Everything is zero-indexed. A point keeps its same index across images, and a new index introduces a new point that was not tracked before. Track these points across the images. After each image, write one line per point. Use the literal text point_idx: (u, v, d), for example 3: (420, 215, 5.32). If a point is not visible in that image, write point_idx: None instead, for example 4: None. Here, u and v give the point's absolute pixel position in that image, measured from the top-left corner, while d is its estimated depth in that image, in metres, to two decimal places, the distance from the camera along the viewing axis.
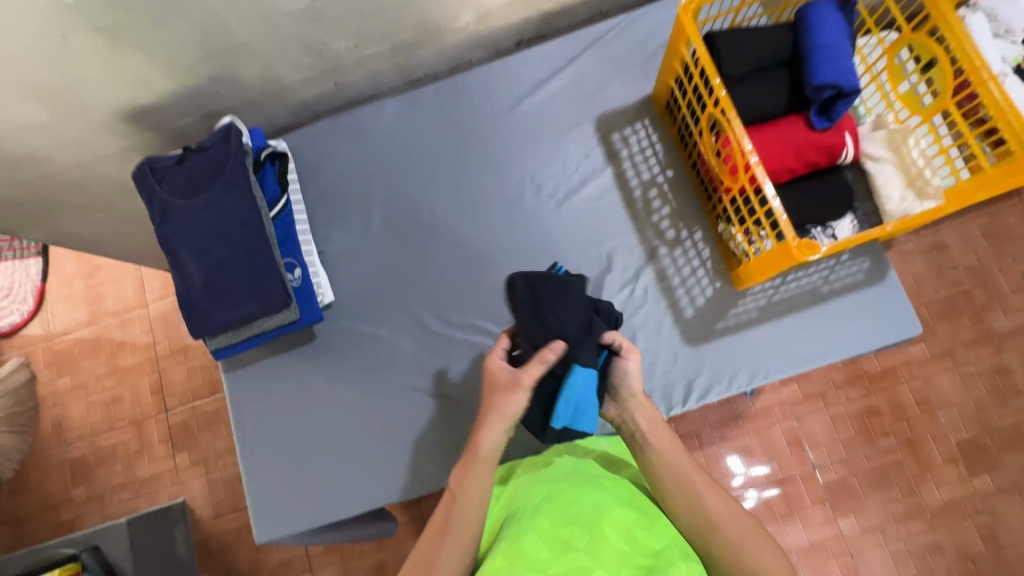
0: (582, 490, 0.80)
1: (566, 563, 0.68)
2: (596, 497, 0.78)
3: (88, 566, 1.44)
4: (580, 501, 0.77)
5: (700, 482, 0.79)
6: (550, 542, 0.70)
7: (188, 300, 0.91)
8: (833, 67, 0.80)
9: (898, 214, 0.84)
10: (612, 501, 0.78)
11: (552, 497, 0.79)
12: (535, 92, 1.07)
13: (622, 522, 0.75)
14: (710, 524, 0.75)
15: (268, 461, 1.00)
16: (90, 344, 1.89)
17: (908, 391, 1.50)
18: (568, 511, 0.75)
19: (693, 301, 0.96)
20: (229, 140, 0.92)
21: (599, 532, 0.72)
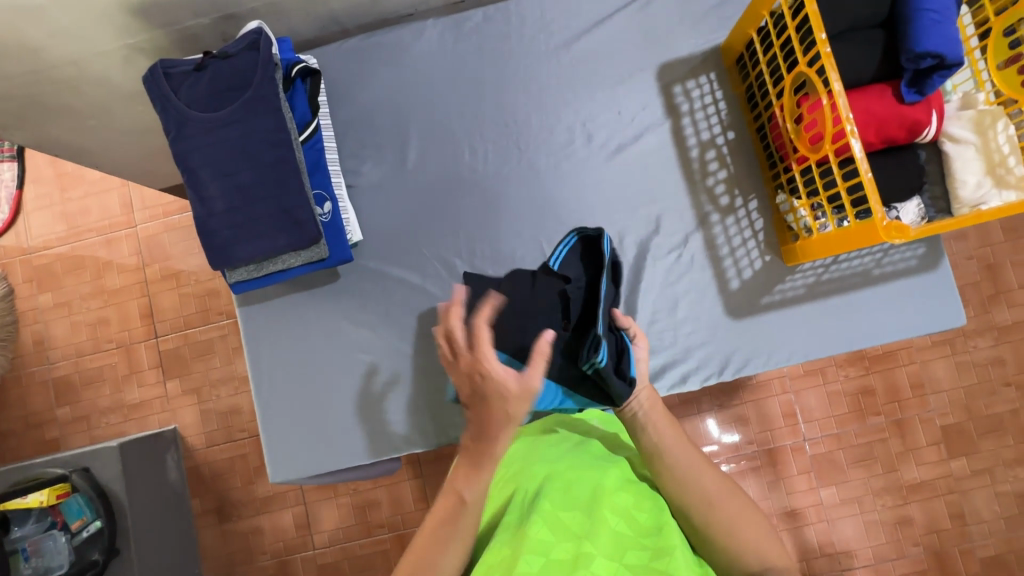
0: (581, 470, 0.73)
1: (568, 551, 0.60)
2: (595, 479, 0.71)
3: (79, 488, 1.35)
4: (580, 483, 0.70)
5: (695, 466, 0.68)
6: (552, 526, 0.63)
7: (207, 226, 0.83)
8: (939, 34, 0.74)
9: (972, 202, 0.81)
10: (612, 483, 0.70)
11: (552, 476, 0.71)
12: (595, 29, 0.97)
13: (621, 504, 0.68)
14: (700, 506, 0.66)
15: (285, 401, 0.96)
16: (73, 260, 1.78)
17: (904, 374, 1.41)
18: (570, 494, 0.68)
19: (740, 273, 0.93)
20: (257, 49, 0.82)
21: (603, 518, 0.64)
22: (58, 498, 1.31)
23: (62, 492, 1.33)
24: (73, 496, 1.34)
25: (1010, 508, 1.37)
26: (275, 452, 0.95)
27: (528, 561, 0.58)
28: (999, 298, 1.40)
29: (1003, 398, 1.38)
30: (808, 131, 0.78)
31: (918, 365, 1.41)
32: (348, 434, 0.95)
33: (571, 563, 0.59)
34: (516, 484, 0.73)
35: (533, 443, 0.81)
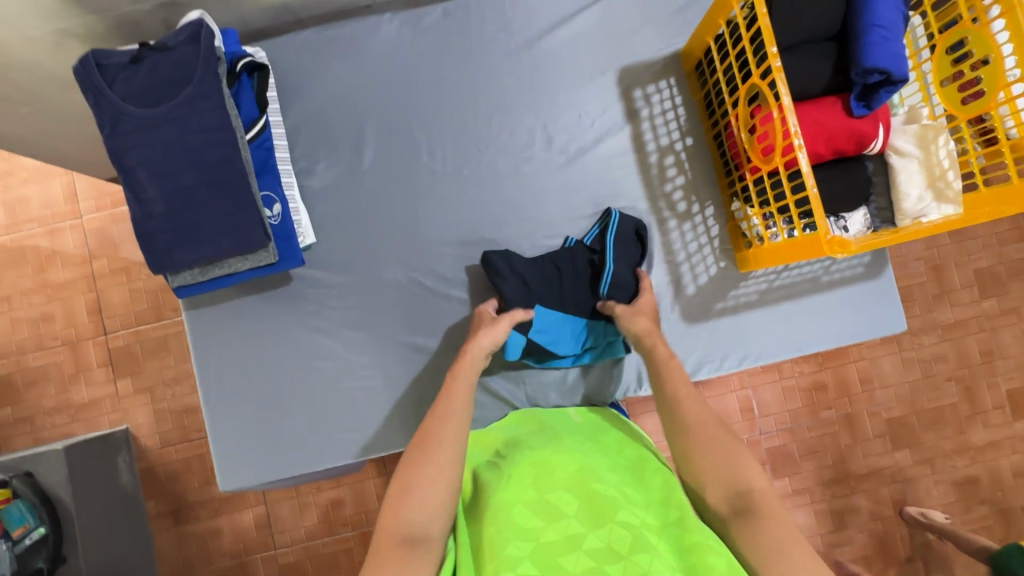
0: (561, 453, 0.71)
1: (558, 533, 0.59)
2: (576, 458, 0.69)
3: (20, 494, 1.30)
4: (561, 464, 0.68)
5: (684, 400, 0.72)
6: (536, 511, 0.62)
7: (146, 228, 0.79)
8: (886, 50, 0.75)
9: (914, 213, 0.84)
10: (598, 462, 0.70)
11: (532, 464, 0.69)
12: (556, 29, 0.96)
13: (607, 477, 0.67)
14: (684, 438, 0.68)
15: (234, 408, 0.93)
16: (12, 253, 1.69)
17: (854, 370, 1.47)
18: (552, 476, 0.66)
19: (695, 279, 0.94)
20: (198, 41, 0.77)
21: (588, 492, 0.63)
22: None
23: (3, 498, 1.28)
24: (14, 503, 1.29)
25: (947, 495, 1.45)
26: (226, 460, 0.93)
27: (515, 549, 0.58)
28: (943, 298, 1.46)
29: (945, 392, 1.45)
30: (760, 142, 0.78)
31: (868, 361, 1.47)
32: (303, 441, 0.93)
33: (563, 545, 0.58)
34: (497, 476, 0.70)
35: (511, 436, 0.80)
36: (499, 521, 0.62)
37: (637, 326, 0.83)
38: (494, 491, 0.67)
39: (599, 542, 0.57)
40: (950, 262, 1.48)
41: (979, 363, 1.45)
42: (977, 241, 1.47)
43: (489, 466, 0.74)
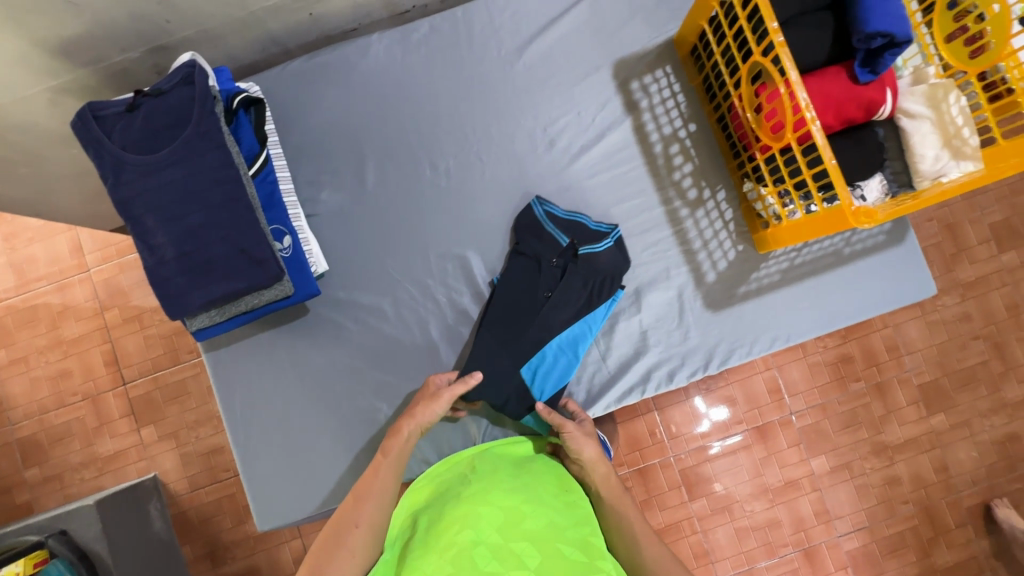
0: (532, 503, 0.70)
1: None
2: (545, 512, 0.69)
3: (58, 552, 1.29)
4: (531, 514, 0.68)
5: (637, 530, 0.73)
6: (497, 558, 0.60)
7: (159, 274, 0.78)
8: (886, 12, 0.74)
9: (932, 174, 0.82)
10: (562, 520, 0.70)
11: (503, 507, 0.68)
12: (545, 31, 0.95)
13: (570, 537, 0.67)
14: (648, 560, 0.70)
15: (263, 446, 0.92)
16: (25, 313, 1.71)
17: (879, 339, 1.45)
18: (520, 526, 0.66)
19: (715, 265, 0.92)
20: (192, 81, 0.77)
21: (552, 552, 0.63)
22: (36, 566, 1.24)
23: (40, 560, 1.25)
24: (52, 562, 1.27)
25: (989, 456, 1.41)
26: (259, 500, 0.91)
27: None
28: (961, 256, 1.43)
29: (973, 352, 1.43)
30: (769, 120, 0.77)
31: (892, 329, 1.44)
32: (335, 472, 0.91)
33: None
34: (464, 509, 0.68)
35: (478, 472, 0.77)
36: (458, 560, 0.60)
37: (587, 452, 0.80)
38: (459, 524, 0.65)
39: None
40: (963, 219, 1.45)
41: (1005, 318, 1.43)
42: (989, 194, 1.45)
43: (459, 496, 0.71)
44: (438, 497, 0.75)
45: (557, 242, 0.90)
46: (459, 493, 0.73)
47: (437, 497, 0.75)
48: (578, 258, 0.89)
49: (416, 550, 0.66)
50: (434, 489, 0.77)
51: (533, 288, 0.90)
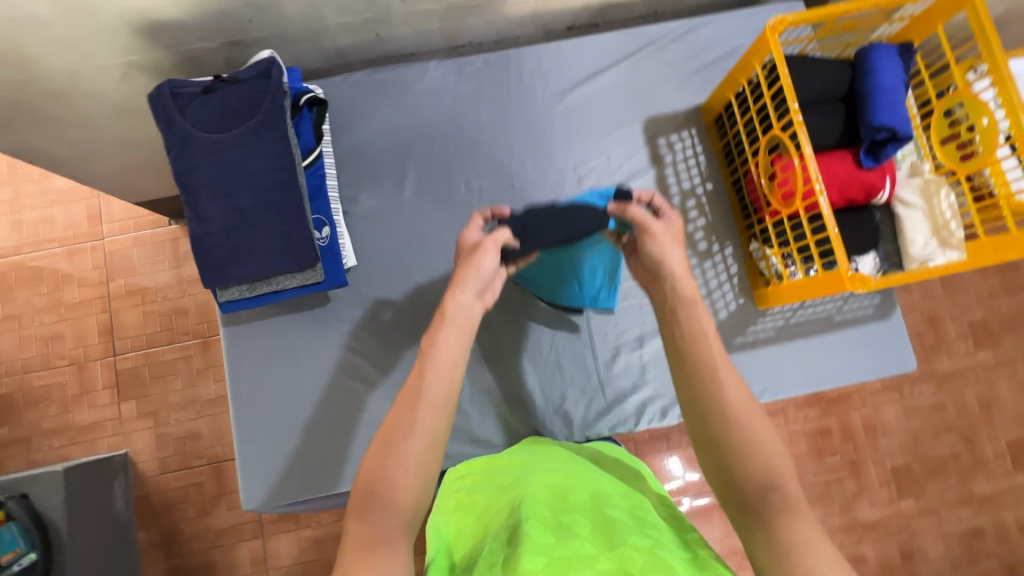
0: (574, 481, 0.72)
1: (568, 546, 0.57)
2: (590, 487, 0.70)
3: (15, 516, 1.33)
4: (576, 490, 0.68)
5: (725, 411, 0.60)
6: (550, 526, 0.60)
7: (203, 244, 0.83)
8: (891, 111, 0.84)
9: (920, 258, 0.90)
10: (610, 493, 0.70)
11: (547, 488, 0.69)
12: (588, 81, 1.04)
13: (618, 507, 0.66)
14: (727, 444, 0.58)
15: (261, 425, 0.94)
16: (31, 272, 1.76)
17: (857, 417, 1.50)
18: (566, 500, 0.66)
19: (716, 313, 0.98)
20: (269, 75, 0.84)
21: (601, 515, 0.63)
22: None
23: None
24: (8, 525, 1.32)
25: (954, 548, 1.45)
26: (249, 479, 0.92)
27: (525, 559, 0.54)
28: (940, 348, 1.52)
29: (945, 443, 1.49)
30: (780, 188, 0.85)
31: (871, 409, 1.50)
32: (328, 461, 0.93)
33: (575, 559, 0.55)
34: (508, 497, 0.69)
35: (518, 465, 0.79)
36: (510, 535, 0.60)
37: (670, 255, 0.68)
38: (506, 511, 0.66)
39: (609, 562, 0.55)
40: (945, 313, 1.54)
41: (977, 414, 1.50)
42: (971, 294, 1.54)
43: (502, 486, 0.74)
44: (479, 493, 0.75)
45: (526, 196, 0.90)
46: (499, 489, 0.74)
47: (484, 489, 0.76)
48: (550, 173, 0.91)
49: (466, 538, 0.67)
50: (473, 489, 0.77)
51: (553, 205, 0.84)
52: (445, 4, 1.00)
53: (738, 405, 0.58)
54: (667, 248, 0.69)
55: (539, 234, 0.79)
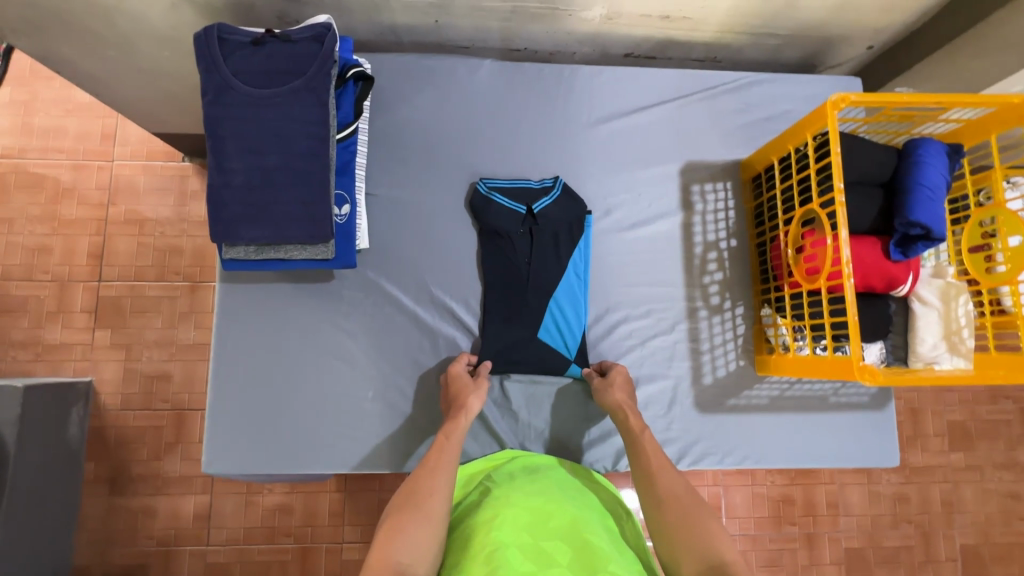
0: (557, 503, 0.74)
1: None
2: (571, 510, 0.73)
3: None
4: (556, 513, 0.72)
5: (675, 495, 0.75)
6: (530, 553, 0.64)
7: (218, 196, 0.80)
8: (929, 210, 0.84)
9: (926, 358, 0.90)
10: (590, 519, 0.73)
11: (528, 509, 0.73)
12: (635, 113, 1.03)
13: (597, 534, 0.69)
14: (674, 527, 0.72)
15: (237, 391, 0.91)
16: (31, 178, 1.72)
17: (822, 492, 1.51)
18: (546, 524, 0.69)
19: (714, 370, 0.97)
20: (321, 40, 0.82)
21: (582, 544, 0.66)
22: None
23: None
24: None
25: None
26: (216, 442, 0.90)
27: None
28: (915, 440, 1.52)
29: (902, 535, 1.49)
30: (806, 262, 0.84)
31: (837, 487, 1.50)
32: (300, 440, 0.91)
33: None
34: (488, 513, 0.73)
35: (503, 481, 0.81)
36: (490, 552, 0.64)
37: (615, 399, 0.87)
38: (485, 526, 0.70)
39: None
40: (927, 408, 1.55)
41: (938, 513, 1.50)
42: (956, 394, 1.56)
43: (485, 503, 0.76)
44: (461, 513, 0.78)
45: (516, 211, 0.96)
46: (480, 503, 0.77)
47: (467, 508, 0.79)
48: (539, 220, 0.96)
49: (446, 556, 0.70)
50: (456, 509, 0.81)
51: (548, 282, 0.96)
52: (511, 6, 0.99)
53: (677, 496, 0.75)
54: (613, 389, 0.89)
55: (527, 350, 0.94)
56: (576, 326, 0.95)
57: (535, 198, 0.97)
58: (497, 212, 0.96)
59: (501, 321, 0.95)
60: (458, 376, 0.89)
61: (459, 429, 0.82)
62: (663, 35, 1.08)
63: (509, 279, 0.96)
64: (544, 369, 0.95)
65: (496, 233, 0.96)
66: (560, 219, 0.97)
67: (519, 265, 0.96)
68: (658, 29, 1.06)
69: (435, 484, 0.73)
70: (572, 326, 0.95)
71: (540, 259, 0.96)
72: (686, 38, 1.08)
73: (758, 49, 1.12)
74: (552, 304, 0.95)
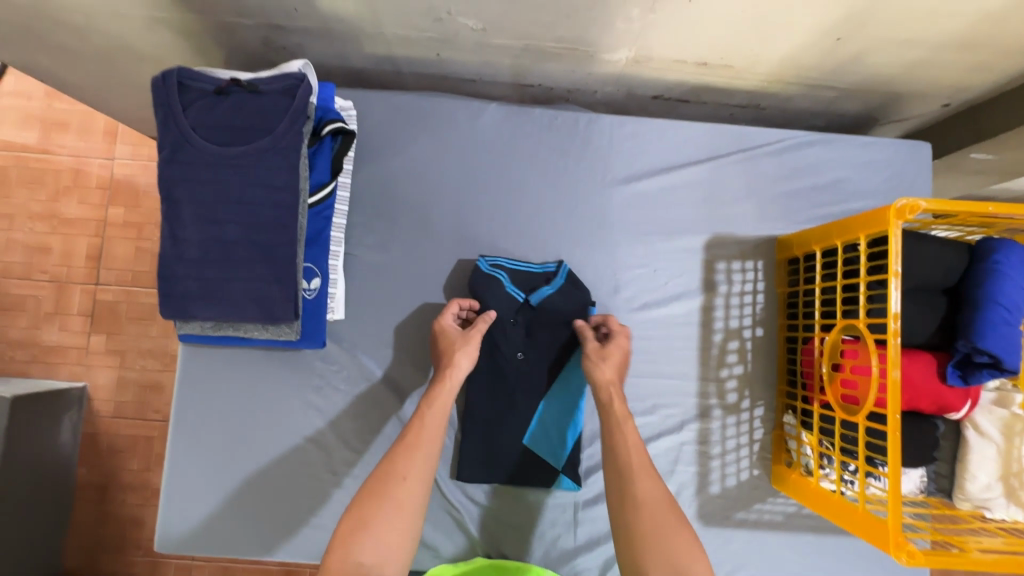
0: None
1: None
2: None
3: None
4: None
5: (643, 488, 0.68)
6: None
7: (172, 269, 0.71)
8: (1004, 336, 0.69)
9: (976, 499, 0.76)
10: None
11: None
12: (659, 174, 0.90)
13: None
14: (642, 530, 0.65)
15: (195, 465, 0.84)
16: (31, 173, 1.68)
17: None
18: None
19: (723, 479, 0.86)
20: (294, 92, 0.72)
21: None
22: None
23: None
24: None
25: None
26: (170, 518, 0.83)
27: None
28: None
29: None
30: (844, 386, 0.72)
31: None
32: (258, 524, 0.84)
33: None
34: None
35: None
36: None
37: (602, 373, 0.78)
38: None
39: None
40: None
41: None
42: None
43: None
44: None
45: (514, 299, 0.86)
46: None
47: None
48: (539, 311, 0.86)
49: None
50: None
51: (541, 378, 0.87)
52: (523, 43, 0.86)
53: (646, 500, 0.67)
54: (598, 361, 0.80)
55: (510, 455, 0.85)
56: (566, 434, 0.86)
57: (536, 285, 0.87)
58: (494, 296, 0.85)
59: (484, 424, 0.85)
60: (445, 330, 0.81)
61: (447, 392, 0.75)
62: (699, 81, 0.93)
63: (496, 373, 0.86)
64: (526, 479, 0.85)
65: (488, 319, 0.86)
66: (563, 310, 0.87)
67: (510, 359, 0.86)
68: (693, 74, 0.91)
69: (411, 465, 0.68)
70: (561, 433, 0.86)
71: (534, 357, 0.87)
72: (726, 84, 0.93)
73: (811, 100, 0.96)
74: (540, 409, 0.86)
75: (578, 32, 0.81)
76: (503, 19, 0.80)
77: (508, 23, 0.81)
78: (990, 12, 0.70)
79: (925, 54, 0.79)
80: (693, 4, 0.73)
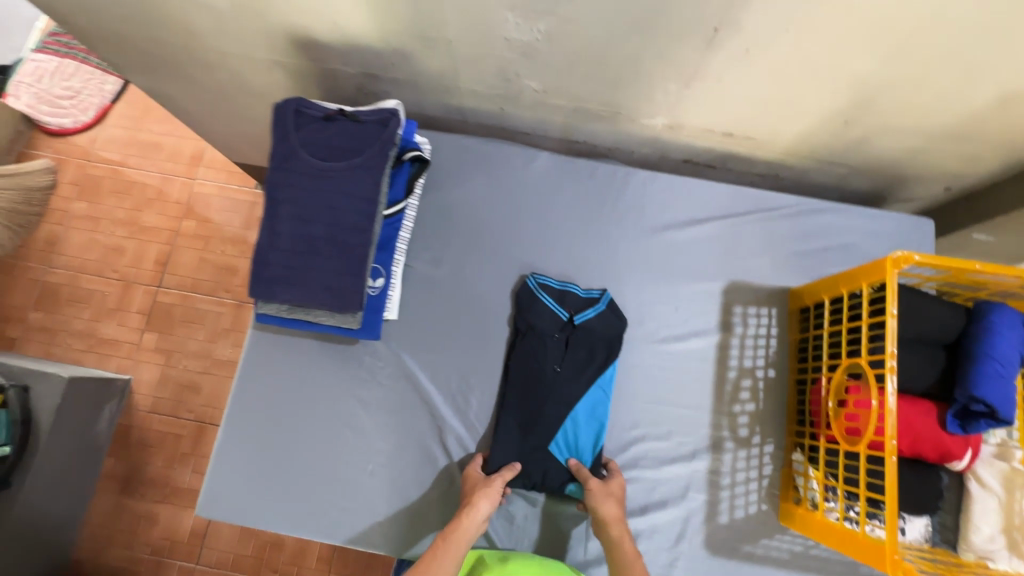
0: None
1: None
2: None
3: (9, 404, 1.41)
4: None
5: None
6: None
7: (264, 256, 0.84)
8: (997, 388, 0.75)
9: (980, 550, 0.79)
10: None
11: None
12: (684, 224, 1.02)
13: None
14: None
15: (245, 438, 0.93)
16: (123, 184, 1.91)
17: None
18: None
19: (732, 510, 0.90)
20: (386, 123, 0.87)
21: None
22: None
23: None
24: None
25: None
26: (214, 486, 0.91)
27: None
28: None
29: None
30: (848, 420, 0.78)
31: None
32: (291, 502, 0.90)
33: None
34: None
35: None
36: None
37: (603, 509, 0.83)
38: None
39: None
40: None
41: None
42: None
43: None
44: None
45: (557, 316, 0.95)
46: None
47: None
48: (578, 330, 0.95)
49: None
50: None
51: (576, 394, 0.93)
52: (574, 105, 1.02)
53: None
54: (604, 498, 0.84)
55: (531, 462, 0.91)
56: (588, 444, 0.91)
57: (579, 308, 0.96)
58: (540, 310, 0.95)
59: (516, 424, 0.92)
60: (473, 475, 0.87)
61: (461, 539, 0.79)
62: (724, 149, 1.07)
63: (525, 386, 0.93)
64: (544, 479, 0.90)
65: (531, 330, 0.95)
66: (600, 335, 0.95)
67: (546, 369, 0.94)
68: (719, 142, 1.05)
69: None
70: (582, 444, 0.92)
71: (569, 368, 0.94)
72: (748, 154, 1.07)
73: (824, 175, 1.09)
74: (569, 418, 0.92)
75: (621, 99, 0.97)
76: (560, 83, 0.96)
77: (564, 87, 0.97)
78: (976, 109, 0.82)
79: (923, 140, 0.92)
80: (720, 83, 0.88)
